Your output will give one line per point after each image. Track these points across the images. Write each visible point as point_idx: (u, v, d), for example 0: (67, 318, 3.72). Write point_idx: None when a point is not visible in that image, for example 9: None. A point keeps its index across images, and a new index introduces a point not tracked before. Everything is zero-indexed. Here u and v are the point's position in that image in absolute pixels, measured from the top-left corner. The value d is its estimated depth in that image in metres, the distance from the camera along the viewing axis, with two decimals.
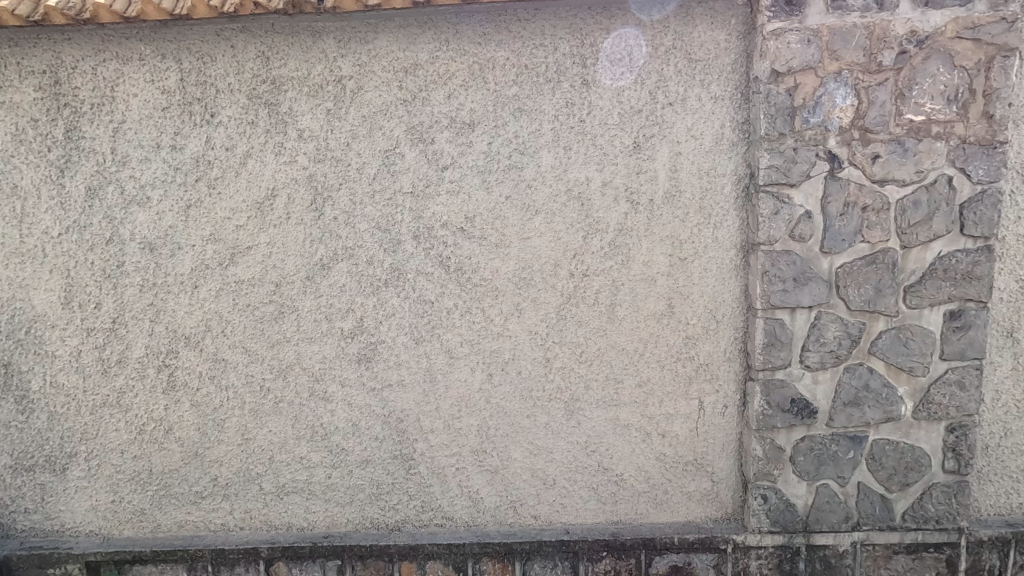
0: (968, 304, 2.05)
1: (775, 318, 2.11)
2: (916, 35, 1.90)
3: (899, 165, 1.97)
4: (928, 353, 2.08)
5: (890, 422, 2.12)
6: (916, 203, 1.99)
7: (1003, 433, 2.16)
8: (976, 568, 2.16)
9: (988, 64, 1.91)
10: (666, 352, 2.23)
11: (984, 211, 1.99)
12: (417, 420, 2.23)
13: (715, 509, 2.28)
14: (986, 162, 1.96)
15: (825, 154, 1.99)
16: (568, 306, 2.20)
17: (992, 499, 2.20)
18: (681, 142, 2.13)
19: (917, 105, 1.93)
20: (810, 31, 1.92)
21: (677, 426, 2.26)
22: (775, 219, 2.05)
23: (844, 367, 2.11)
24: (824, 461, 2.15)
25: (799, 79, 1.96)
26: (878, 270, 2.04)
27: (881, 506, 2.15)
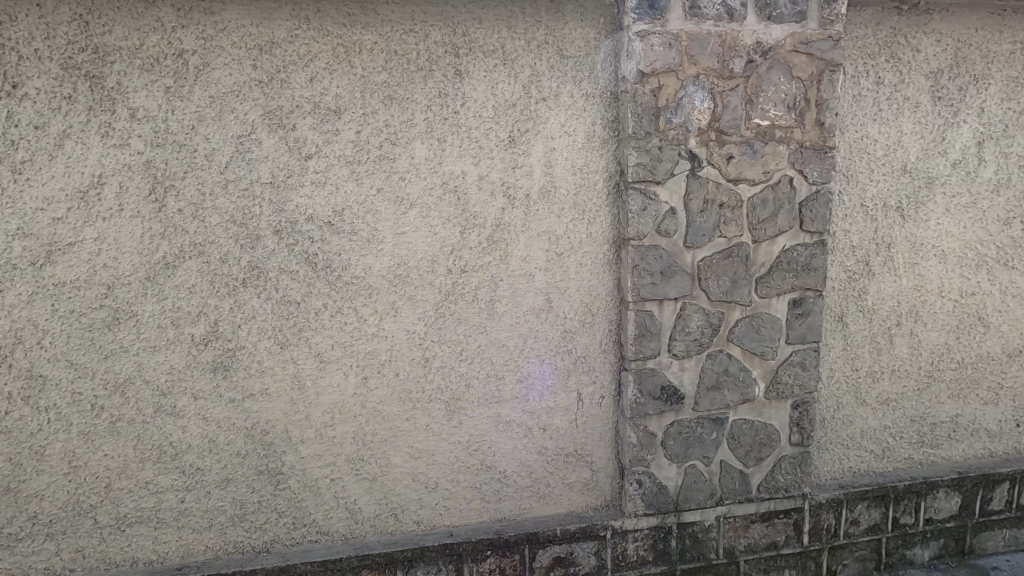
0: (807, 293, 2.25)
1: (645, 310, 2.17)
2: (762, 45, 2.02)
3: (749, 167, 2.10)
4: (776, 338, 2.26)
5: (746, 403, 2.30)
6: (764, 201, 2.14)
7: (836, 406, 2.44)
8: (817, 528, 2.45)
9: (821, 76, 2.07)
10: (545, 346, 2.23)
11: (820, 209, 2.17)
12: (287, 431, 2.11)
13: (595, 496, 2.38)
14: (821, 165, 2.13)
15: (688, 153, 2.06)
16: (447, 303, 2.13)
17: (829, 465, 2.49)
18: (555, 138, 2.08)
19: (763, 111, 2.06)
20: (671, 34, 1.97)
21: (558, 419, 2.30)
22: (643, 215, 2.09)
23: (707, 353, 2.24)
24: (691, 443, 2.29)
25: (662, 80, 2.00)
26: (734, 263, 2.17)
27: (740, 481, 2.36)
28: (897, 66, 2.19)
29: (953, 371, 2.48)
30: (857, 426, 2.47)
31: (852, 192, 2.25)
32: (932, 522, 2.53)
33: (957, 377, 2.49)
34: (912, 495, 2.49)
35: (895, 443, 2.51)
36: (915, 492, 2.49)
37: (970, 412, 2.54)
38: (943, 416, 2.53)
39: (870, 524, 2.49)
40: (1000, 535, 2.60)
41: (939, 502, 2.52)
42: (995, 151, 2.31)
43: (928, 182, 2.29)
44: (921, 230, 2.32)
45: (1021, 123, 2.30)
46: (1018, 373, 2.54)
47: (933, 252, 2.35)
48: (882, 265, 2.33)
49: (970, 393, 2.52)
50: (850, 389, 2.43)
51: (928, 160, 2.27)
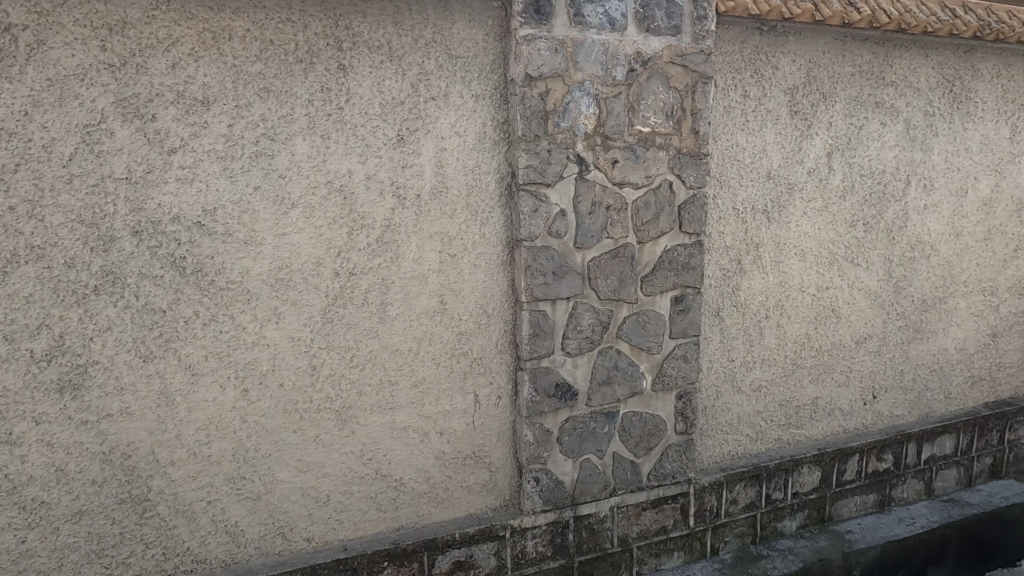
0: (687, 291, 2.40)
1: (538, 310, 2.20)
2: (641, 56, 2.12)
3: (632, 171, 2.20)
4: (660, 334, 2.39)
5: (635, 396, 2.41)
6: (647, 204, 2.25)
7: (715, 394, 2.62)
8: (702, 509, 2.63)
9: (694, 87, 2.22)
10: (440, 349, 2.20)
11: (696, 212, 2.32)
12: (153, 452, 1.91)
13: (494, 497, 2.38)
14: (697, 170, 2.28)
15: (575, 156, 2.12)
16: (335, 307, 2.03)
17: (711, 450, 2.67)
18: (445, 138, 2.06)
19: (644, 118, 2.17)
20: (557, 40, 2.02)
21: (455, 422, 2.27)
22: (534, 216, 2.12)
23: (598, 350, 2.32)
24: (585, 438, 2.36)
25: (549, 85, 2.04)
26: (620, 263, 2.26)
27: (631, 471, 2.47)
28: (760, 82, 2.39)
29: (812, 358, 2.76)
30: (734, 413, 2.67)
31: (725, 196, 2.43)
32: (798, 495, 2.80)
33: (816, 363, 2.78)
34: (781, 473, 2.74)
35: (766, 426, 2.75)
36: (784, 469, 2.74)
37: (827, 394, 2.84)
38: (806, 399, 2.80)
39: (746, 502, 2.71)
40: (853, 502, 2.93)
41: (804, 477, 2.79)
42: (842, 161, 2.59)
43: (788, 188, 2.53)
44: (783, 231, 2.56)
45: (861, 136, 2.60)
46: (864, 358, 2.87)
47: (794, 251, 2.60)
48: (751, 264, 2.54)
49: (826, 377, 2.82)
50: (727, 378, 2.62)
51: (787, 168, 2.50)
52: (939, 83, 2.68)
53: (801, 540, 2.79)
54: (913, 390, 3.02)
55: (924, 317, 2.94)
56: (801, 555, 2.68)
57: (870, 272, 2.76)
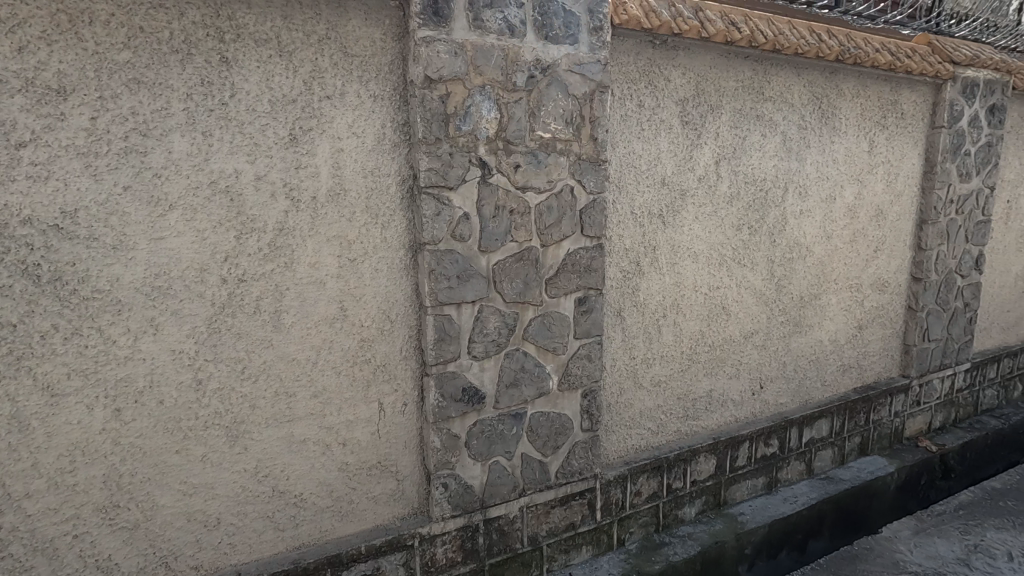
0: (590, 292, 2.47)
1: (444, 314, 2.18)
2: (541, 63, 2.16)
3: (534, 175, 2.23)
4: (565, 334, 2.45)
5: (542, 397, 2.45)
6: (549, 208, 2.30)
7: (619, 391, 2.73)
8: (608, 503, 2.72)
9: (592, 96, 2.29)
10: (341, 357, 2.12)
11: (597, 216, 2.40)
12: (3, 486, 1.68)
13: (402, 506, 2.33)
14: (596, 176, 2.36)
15: (477, 160, 2.12)
16: (222, 316, 1.90)
17: (616, 445, 2.78)
18: (342, 139, 1.99)
19: (544, 124, 2.21)
20: (456, 43, 2.01)
21: (359, 431, 2.20)
22: (437, 219, 2.09)
23: (505, 353, 2.33)
24: (493, 440, 2.37)
25: (450, 88, 2.03)
26: (524, 266, 2.29)
27: (539, 470, 2.51)
28: (654, 92, 2.51)
29: (706, 353, 2.95)
30: (636, 408, 2.79)
31: (623, 201, 2.53)
32: (697, 483, 2.98)
33: (709, 358, 2.96)
34: (680, 463, 2.90)
35: (666, 419, 2.90)
36: (683, 459, 2.90)
37: (721, 386, 3.04)
38: (701, 392, 2.98)
39: (649, 493, 2.84)
40: (745, 485, 3.15)
41: (701, 465, 2.97)
42: (729, 169, 2.78)
43: (681, 193, 2.68)
44: (678, 234, 2.71)
45: (745, 147, 2.81)
46: (752, 351, 3.10)
47: (688, 254, 2.76)
48: (649, 265, 2.67)
49: (719, 370, 3.01)
50: (629, 375, 2.73)
51: (680, 175, 2.65)
52: (810, 100, 2.95)
53: (699, 525, 2.96)
54: (794, 379, 3.31)
55: (802, 312, 3.23)
56: (699, 540, 2.85)
57: (755, 272, 2.99)
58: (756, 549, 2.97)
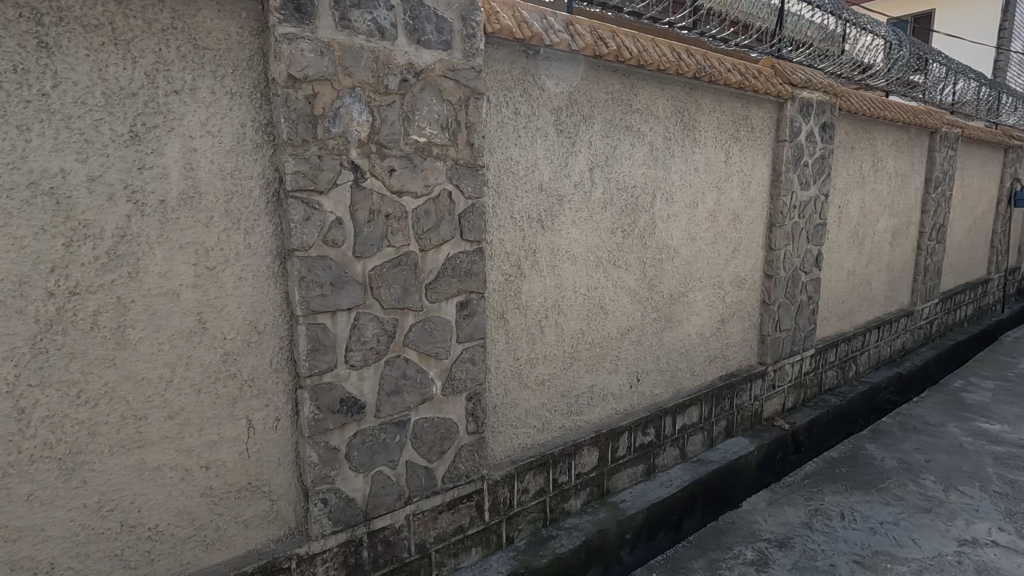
0: (472, 296, 2.50)
1: (317, 323, 2.09)
2: (413, 67, 2.15)
3: (410, 180, 2.21)
4: (447, 339, 2.45)
5: (425, 402, 2.44)
6: (427, 213, 2.29)
7: (504, 392, 2.78)
8: (495, 502, 2.77)
9: (467, 101, 2.31)
10: (201, 373, 1.96)
11: (476, 220, 2.43)
12: None
13: (277, 527, 2.20)
14: (474, 181, 2.39)
15: (349, 163, 2.06)
16: (51, 335, 1.68)
17: (503, 445, 2.83)
18: (195, 138, 1.84)
19: (419, 128, 2.20)
20: (322, 42, 1.92)
21: (224, 452, 2.04)
22: (306, 224, 2.00)
23: (385, 360, 2.29)
24: (376, 450, 2.31)
25: (316, 88, 1.94)
26: (403, 271, 2.26)
27: (425, 477, 2.49)
28: (529, 101, 2.59)
29: (587, 350, 3.09)
30: (522, 407, 2.86)
31: (502, 206, 2.58)
32: (581, 476, 3.12)
33: (589, 355, 3.11)
34: (565, 457, 3.01)
35: (551, 416, 3.00)
36: (567, 454, 3.03)
37: (601, 381, 3.20)
38: (584, 387, 3.12)
39: (536, 489, 2.93)
40: (626, 474, 3.35)
41: (584, 458, 3.11)
42: (602, 176, 2.94)
43: (558, 199, 2.78)
44: (556, 238, 2.81)
45: (616, 155, 2.98)
46: (629, 347, 3.30)
47: (567, 256, 2.88)
48: (530, 268, 2.75)
49: (599, 366, 3.17)
50: (514, 375, 2.79)
51: (557, 181, 2.76)
52: (673, 113, 3.20)
53: (584, 516, 3.10)
54: (667, 371, 3.56)
55: (672, 308, 3.49)
56: (584, 530, 2.98)
57: (629, 273, 3.18)
58: (636, 533, 3.16)
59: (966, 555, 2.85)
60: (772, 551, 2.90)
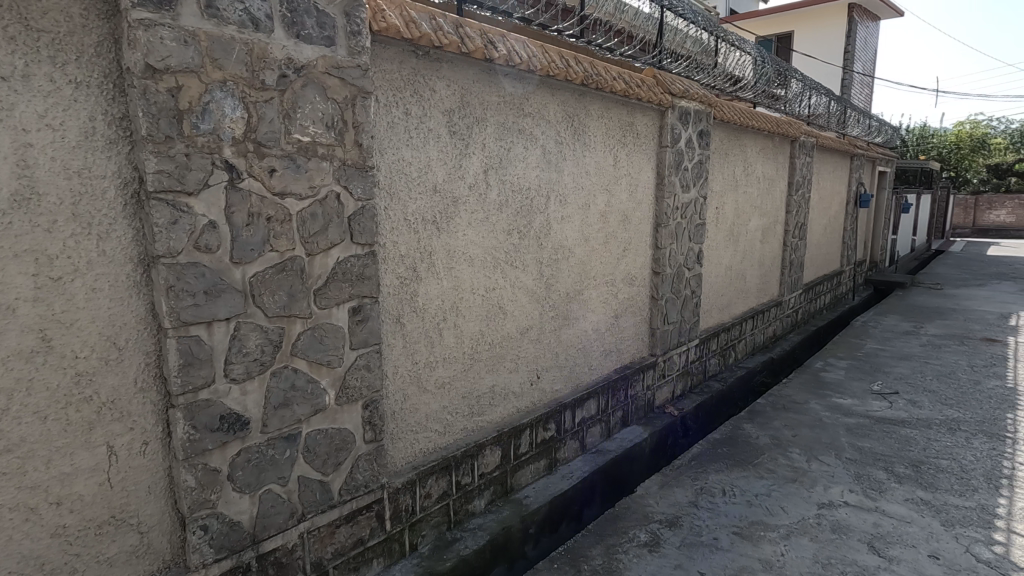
0: (365, 300, 2.42)
1: (190, 336, 1.91)
2: (293, 62, 2.04)
3: (293, 181, 2.10)
4: (339, 346, 2.36)
5: (318, 414, 2.33)
6: (313, 215, 2.19)
7: (403, 397, 2.73)
8: (397, 511, 2.72)
9: (354, 100, 2.24)
10: (47, 398, 1.72)
11: (366, 223, 2.36)
12: None
13: (149, 562, 2.00)
14: (363, 183, 2.32)
15: (223, 163, 1.91)
16: None
17: (403, 451, 2.78)
18: (31, 132, 1.62)
19: (302, 127, 2.10)
20: (186, 31, 1.77)
21: (80, 485, 1.82)
22: (174, 228, 1.83)
23: (270, 372, 2.15)
24: (263, 468, 2.17)
25: (180, 80, 1.78)
26: (288, 277, 2.15)
27: (319, 491, 2.38)
28: (420, 102, 2.56)
29: (487, 351, 3.11)
30: (422, 411, 2.83)
31: (395, 208, 2.53)
32: (484, 475, 3.14)
33: (489, 356, 3.14)
34: (467, 459, 3.02)
35: (452, 419, 2.99)
36: (469, 455, 3.04)
37: (502, 381, 3.24)
38: (485, 388, 3.14)
39: (439, 493, 2.91)
40: (528, 470, 3.43)
41: (486, 458, 3.14)
42: (497, 178, 2.98)
43: (453, 200, 2.78)
44: (452, 240, 2.81)
45: (510, 157, 3.03)
46: (528, 345, 3.37)
47: (464, 258, 2.88)
48: (426, 271, 2.72)
49: (499, 366, 3.21)
50: (413, 380, 2.75)
51: (451, 182, 2.75)
52: (564, 118, 3.31)
53: (489, 515, 3.13)
54: (566, 367, 3.68)
55: (569, 306, 3.61)
56: (488, 529, 3.01)
57: (526, 272, 3.25)
58: (539, 527, 3.23)
59: (825, 516, 3.22)
60: (663, 531, 3.12)
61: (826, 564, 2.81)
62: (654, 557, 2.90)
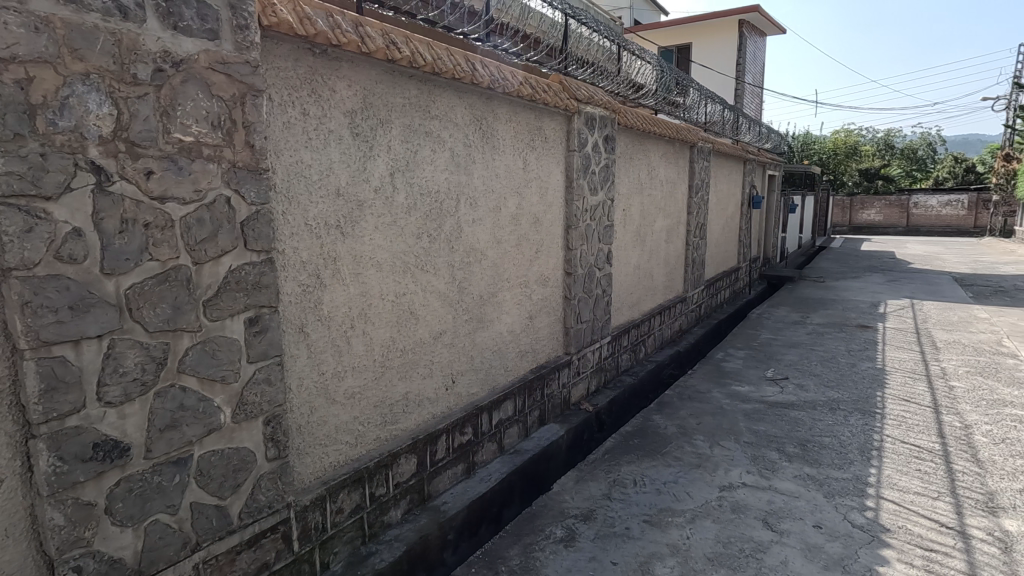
0: (263, 310, 2.29)
1: (53, 356, 1.71)
2: (170, 56, 1.89)
3: (175, 184, 1.94)
4: (234, 360, 2.20)
5: (212, 434, 2.16)
6: (199, 221, 2.03)
7: (309, 410, 2.60)
8: (305, 530, 2.59)
9: (243, 99, 2.11)
10: None
11: (261, 228, 2.23)
12: None
13: None
14: (256, 186, 2.19)
15: (88, 164, 1.72)
16: None
17: (311, 466, 2.65)
18: None
19: (183, 126, 1.94)
20: (36, 17, 1.58)
21: None
22: (27, 236, 1.62)
23: (155, 392, 1.96)
24: (148, 497, 1.97)
25: (31, 71, 1.59)
26: (172, 288, 1.97)
27: (216, 517, 2.21)
28: (319, 102, 2.46)
29: (398, 358, 3.04)
30: (330, 424, 2.71)
31: (294, 212, 2.41)
32: (399, 485, 3.07)
33: (402, 362, 3.07)
34: (381, 469, 2.94)
35: (364, 429, 2.89)
36: (383, 465, 2.96)
37: (416, 387, 3.18)
38: (398, 395, 3.07)
39: (351, 507, 2.81)
40: (446, 476, 3.39)
41: (401, 467, 3.07)
42: (404, 181, 2.92)
43: (358, 204, 2.69)
44: (358, 245, 2.72)
45: (417, 160, 2.98)
46: (442, 350, 3.33)
47: (371, 263, 2.80)
48: (331, 277, 2.61)
49: (413, 373, 3.15)
50: (319, 392, 2.63)
51: (355, 186, 2.66)
52: (473, 121, 3.31)
53: (405, 524, 3.06)
54: (482, 369, 3.68)
55: (483, 309, 3.62)
56: (405, 539, 2.94)
57: (437, 276, 3.21)
58: (457, 532, 3.20)
59: (725, 498, 3.44)
60: (578, 526, 3.21)
61: (726, 542, 3.01)
62: (570, 552, 2.97)
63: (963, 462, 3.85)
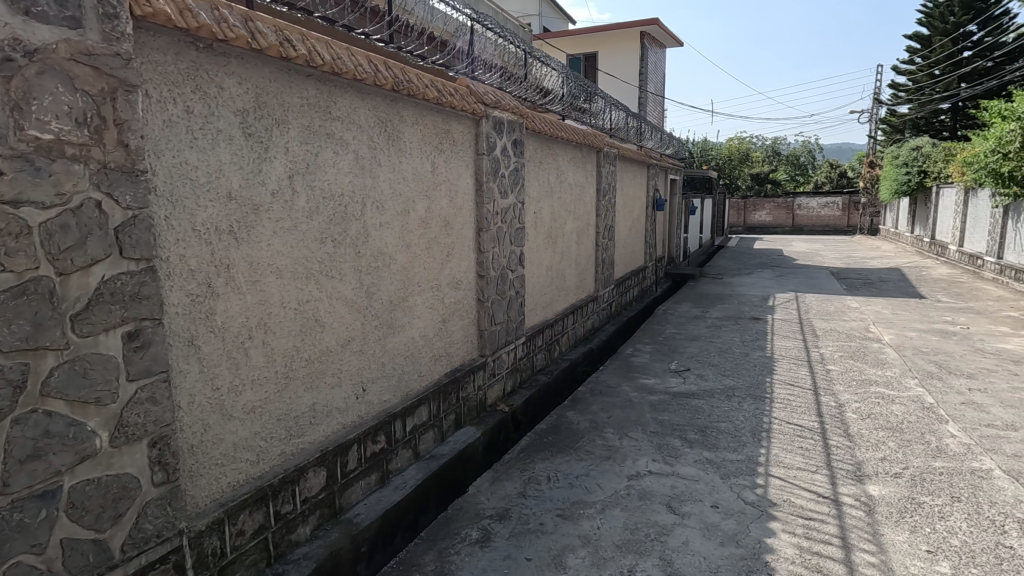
0: (144, 323, 2.11)
1: None
2: (22, 44, 1.70)
3: (31, 186, 1.75)
4: (111, 380, 2.01)
5: (85, 461, 1.95)
6: (64, 227, 1.84)
7: (202, 429, 2.43)
8: (201, 556, 2.41)
9: (113, 94, 1.94)
10: None
11: (140, 234, 2.06)
12: None
13: None
14: (133, 189, 2.02)
15: None
16: None
17: (206, 489, 2.47)
18: None
19: (40, 123, 1.75)
20: None
21: None
22: None
23: (13, 419, 1.74)
24: (7, 538, 1.75)
25: None
26: (32, 302, 1.77)
27: (94, 552, 2.00)
28: (204, 99, 2.31)
29: (303, 368, 2.92)
30: (227, 442, 2.55)
31: (180, 217, 2.24)
32: (307, 500, 2.95)
33: (307, 373, 2.95)
34: (286, 485, 2.81)
35: (266, 445, 2.75)
36: (288, 481, 2.82)
37: (322, 397, 3.06)
38: (303, 407, 2.94)
39: (253, 528, 2.66)
40: (357, 487, 3.30)
41: (309, 481, 2.95)
42: (304, 184, 2.81)
43: (252, 207, 2.55)
44: (254, 251, 2.58)
45: (318, 163, 2.88)
46: (350, 357, 3.24)
47: (269, 270, 2.66)
48: (225, 285, 2.46)
49: (319, 383, 3.03)
50: (214, 409, 2.47)
51: (249, 189, 2.53)
52: (377, 123, 3.26)
53: (315, 541, 2.94)
54: (394, 376, 3.61)
55: (393, 314, 3.56)
56: (314, 556, 2.82)
57: (343, 282, 3.12)
58: (371, 544, 3.12)
59: (633, 486, 3.62)
60: (493, 526, 3.24)
61: (633, 529, 3.16)
62: (485, 553, 2.99)
63: (836, 437, 4.30)
